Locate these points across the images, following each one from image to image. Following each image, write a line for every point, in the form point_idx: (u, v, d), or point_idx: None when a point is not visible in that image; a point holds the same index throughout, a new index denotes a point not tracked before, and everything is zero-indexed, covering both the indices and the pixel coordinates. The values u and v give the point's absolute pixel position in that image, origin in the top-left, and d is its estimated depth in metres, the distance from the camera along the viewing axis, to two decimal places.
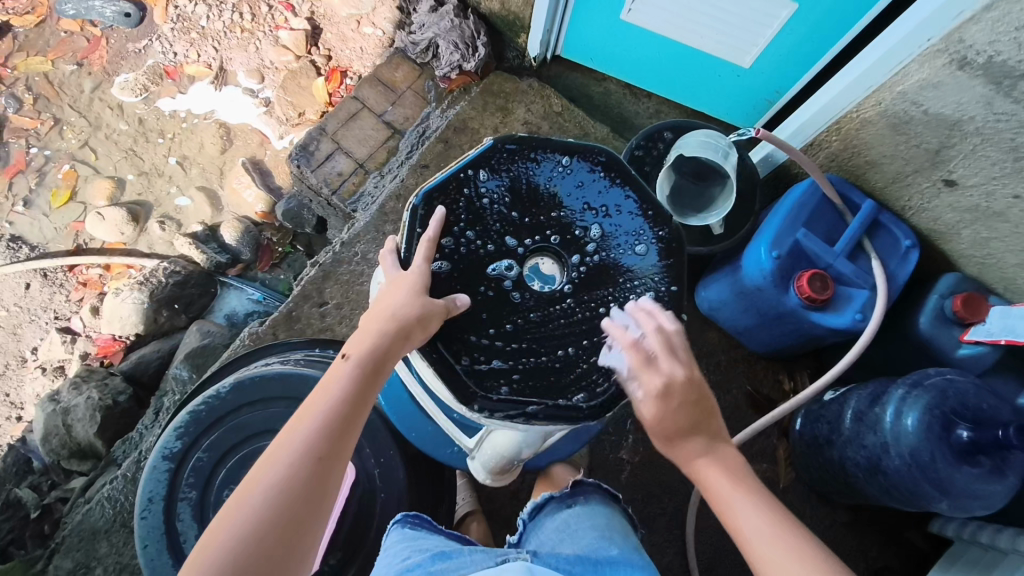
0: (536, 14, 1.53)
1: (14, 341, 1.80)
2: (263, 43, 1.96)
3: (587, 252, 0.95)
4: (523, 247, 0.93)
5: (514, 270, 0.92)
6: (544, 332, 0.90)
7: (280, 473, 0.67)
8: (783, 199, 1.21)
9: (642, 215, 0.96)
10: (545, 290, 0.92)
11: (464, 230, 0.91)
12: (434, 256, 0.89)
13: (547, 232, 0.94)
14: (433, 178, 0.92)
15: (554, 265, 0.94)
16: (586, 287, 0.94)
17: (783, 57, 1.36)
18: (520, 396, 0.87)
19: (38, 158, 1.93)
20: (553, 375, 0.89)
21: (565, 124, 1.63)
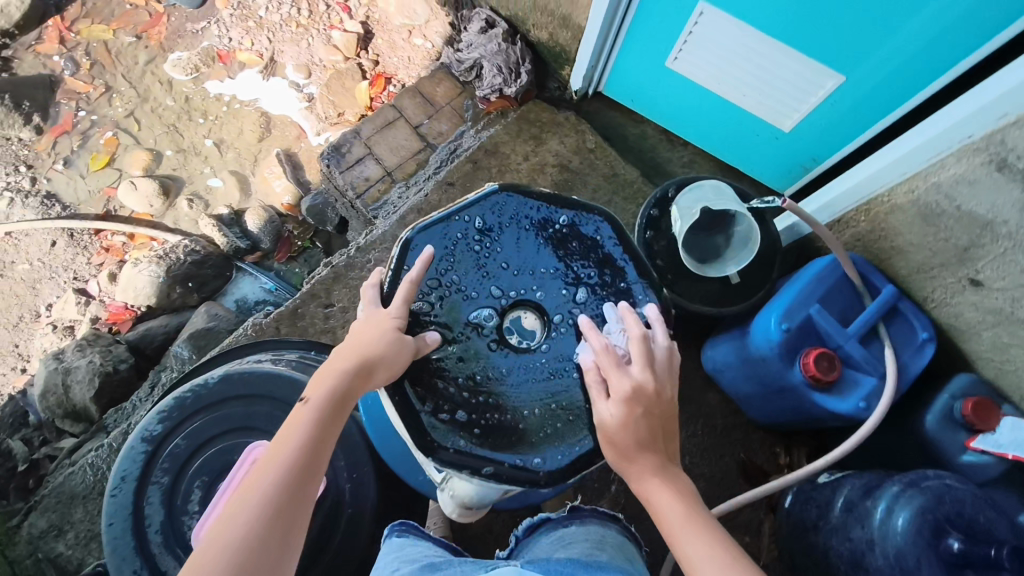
0: (582, 50, 1.54)
1: (32, 295, 1.84)
2: (315, 40, 1.99)
3: (568, 312, 0.99)
4: (505, 299, 0.98)
5: (494, 320, 0.97)
6: (513, 388, 0.95)
7: (250, 519, 0.65)
8: (799, 272, 1.18)
9: (624, 285, 1.01)
10: (521, 346, 0.96)
11: (447, 273, 0.98)
12: (416, 297, 0.95)
13: (533, 289, 0.99)
14: (429, 220, 0.99)
15: (537, 321, 0.98)
16: (562, 346, 0.97)
17: (824, 127, 1.33)
18: (479, 450, 0.91)
19: (84, 121, 1.99)
20: (515, 433, 0.93)
21: (597, 160, 1.62)
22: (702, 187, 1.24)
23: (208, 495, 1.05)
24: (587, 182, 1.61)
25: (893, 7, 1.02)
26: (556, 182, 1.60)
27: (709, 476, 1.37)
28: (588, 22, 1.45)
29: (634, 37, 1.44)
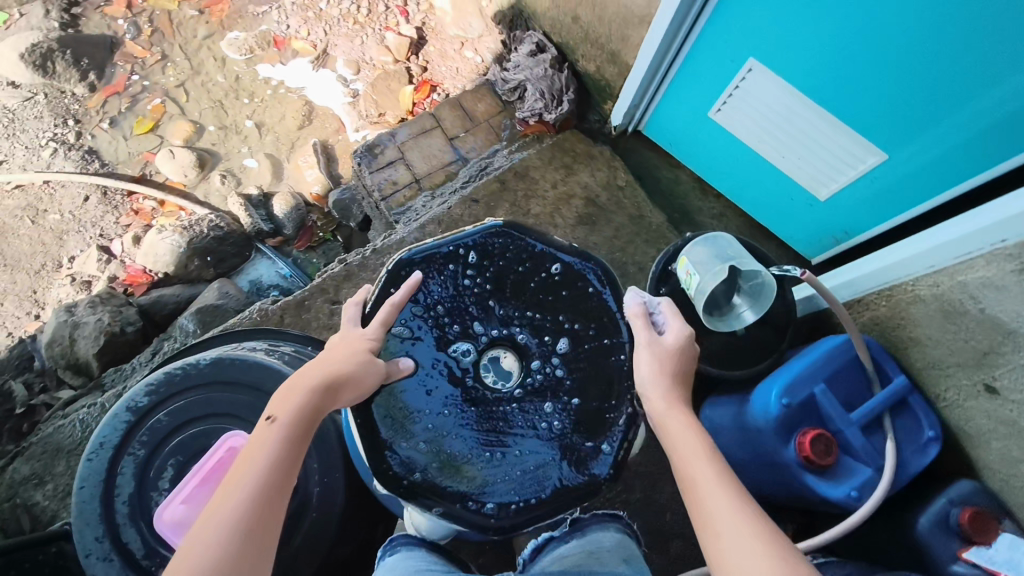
0: (626, 87, 1.53)
1: (57, 246, 1.87)
2: (369, 39, 2.03)
3: (549, 360, 0.98)
4: (487, 336, 0.98)
5: (472, 356, 0.97)
6: (478, 427, 0.94)
7: (219, 536, 0.65)
8: (807, 349, 1.15)
9: (608, 340, 0.99)
10: (494, 387, 0.96)
11: (435, 301, 0.99)
12: (397, 321, 0.96)
13: (516, 330, 0.99)
14: (424, 246, 1.00)
15: (515, 363, 0.98)
16: (535, 394, 0.96)
17: (861, 202, 1.29)
18: (430, 484, 0.91)
19: (136, 85, 2.04)
20: (473, 474, 0.92)
21: (624, 199, 1.61)
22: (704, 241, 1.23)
23: (180, 475, 1.05)
24: (611, 219, 1.59)
25: (945, 91, 0.99)
26: (580, 214, 1.59)
27: (687, 536, 1.33)
28: (636, 61, 1.44)
29: (679, 82, 1.43)
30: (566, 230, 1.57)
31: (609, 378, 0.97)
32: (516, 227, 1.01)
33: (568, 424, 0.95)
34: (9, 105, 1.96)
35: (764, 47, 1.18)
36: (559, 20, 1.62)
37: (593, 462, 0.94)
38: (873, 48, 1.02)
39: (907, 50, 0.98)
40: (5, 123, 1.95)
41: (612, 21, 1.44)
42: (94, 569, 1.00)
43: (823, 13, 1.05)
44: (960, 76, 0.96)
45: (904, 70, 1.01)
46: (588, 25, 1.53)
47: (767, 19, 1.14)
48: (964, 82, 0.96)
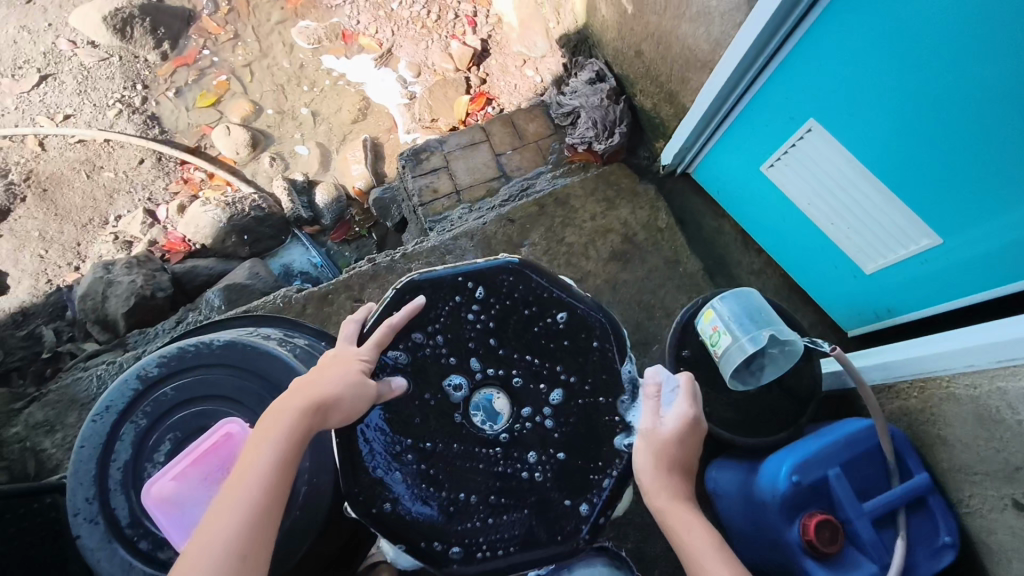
0: (680, 129, 1.50)
1: (106, 203, 1.92)
2: (434, 45, 2.06)
3: (542, 410, 0.96)
4: (482, 373, 0.96)
5: (462, 392, 0.95)
6: (457, 466, 0.93)
7: (209, 570, 0.68)
8: (829, 428, 1.10)
9: (603, 399, 0.97)
10: (482, 428, 0.94)
11: (436, 331, 0.97)
12: (392, 345, 0.95)
13: (512, 372, 0.97)
14: (434, 271, 0.99)
15: (506, 405, 0.95)
16: (520, 444, 0.94)
17: (908, 282, 1.23)
18: (398, 517, 0.90)
19: (206, 60, 2.11)
20: (443, 514, 0.91)
21: (663, 242, 1.57)
22: (732, 298, 1.19)
23: (176, 450, 1.06)
24: (645, 259, 1.56)
25: (1010, 186, 0.95)
26: (615, 249, 1.56)
27: None
28: (693, 104, 1.42)
29: (735, 132, 1.40)
30: (598, 264, 1.55)
31: (597, 437, 0.96)
32: (530, 266, 1.00)
33: (548, 477, 0.93)
34: (85, 62, 2.04)
35: (827, 110, 1.15)
36: (622, 52, 1.61)
37: (566, 522, 0.92)
38: (941, 129, 0.98)
39: (975, 138, 0.94)
40: (78, 79, 2.02)
41: (674, 61, 1.43)
42: (80, 529, 1.01)
43: (893, 86, 1.01)
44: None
45: (960, 159, 0.98)
46: (650, 61, 1.51)
47: (834, 84, 1.10)
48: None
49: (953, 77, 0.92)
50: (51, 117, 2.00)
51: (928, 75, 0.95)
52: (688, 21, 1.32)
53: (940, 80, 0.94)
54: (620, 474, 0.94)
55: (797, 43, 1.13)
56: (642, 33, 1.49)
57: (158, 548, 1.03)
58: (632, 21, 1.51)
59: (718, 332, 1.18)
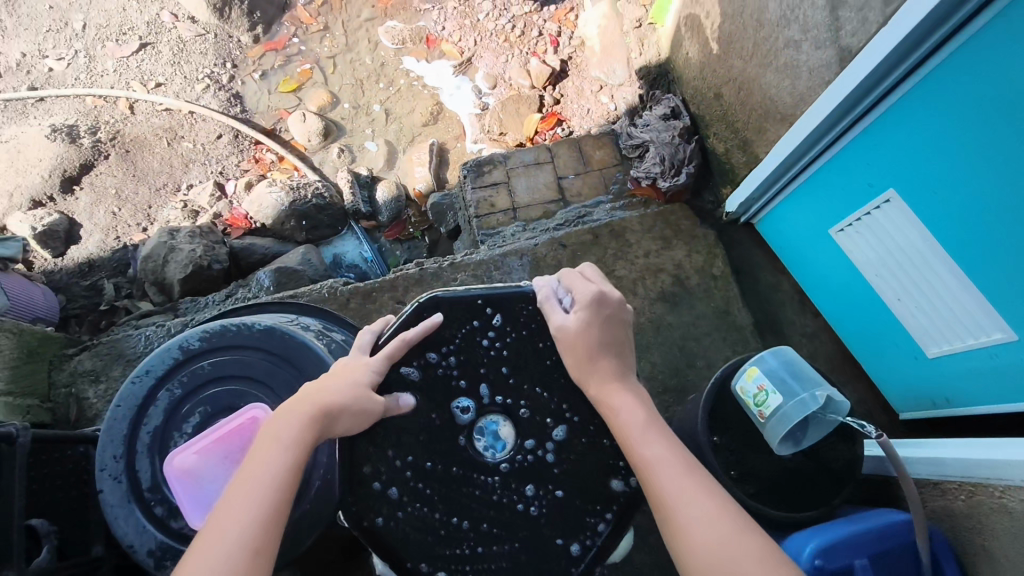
0: (750, 177, 1.46)
1: (180, 172, 2.00)
2: (514, 59, 2.08)
3: (544, 443, 0.93)
4: (489, 400, 0.94)
5: (469, 415, 0.93)
6: (453, 489, 0.92)
7: (226, 561, 0.68)
8: (865, 517, 1.06)
9: (608, 441, 0.93)
10: (482, 453, 0.92)
11: (450, 352, 0.95)
12: (408, 361, 0.93)
13: (521, 402, 0.94)
14: (456, 291, 0.96)
15: (511, 433, 0.93)
16: (519, 476, 0.92)
17: (971, 373, 1.15)
18: (389, 534, 0.90)
19: (294, 48, 2.18)
20: (433, 536, 0.91)
21: (715, 290, 1.54)
22: (770, 356, 1.16)
23: (204, 423, 1.09)
24: (693, 304, 1.53)
25: None
26: (663, 290, 1.54)
27: None
28: (768, 155, 1.38)
29: (807, 191, 1.35)
30: (643, 302, 1.53)
31: (599, 481, 0.92)
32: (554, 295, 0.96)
33: (542, 513, 0.91)
34: (183, 36, 2.14)
35: (909, 182, 1.09)
36: (701, 92, 1.58)
37: (556, 563, 0.91)
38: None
39: None
40: (175, 51, 2.13)
41: (753, 109, 1.39)
42: (103, 485, 1.04)
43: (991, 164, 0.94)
44: None
45: None
46: (729, 105, 1.48)
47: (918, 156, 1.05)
48: None
49: None
50: (143, 83, 2.10)
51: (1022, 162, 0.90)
52: (775, 71, 1.29)
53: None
54: (619, 516, 0.92)
55: (890, 108, 1.08)
56: (724, 77, 1.46)
57: (172, 516, 1.05)
58: (716, 63, 1.49)
59: (767, 391, 1.12)
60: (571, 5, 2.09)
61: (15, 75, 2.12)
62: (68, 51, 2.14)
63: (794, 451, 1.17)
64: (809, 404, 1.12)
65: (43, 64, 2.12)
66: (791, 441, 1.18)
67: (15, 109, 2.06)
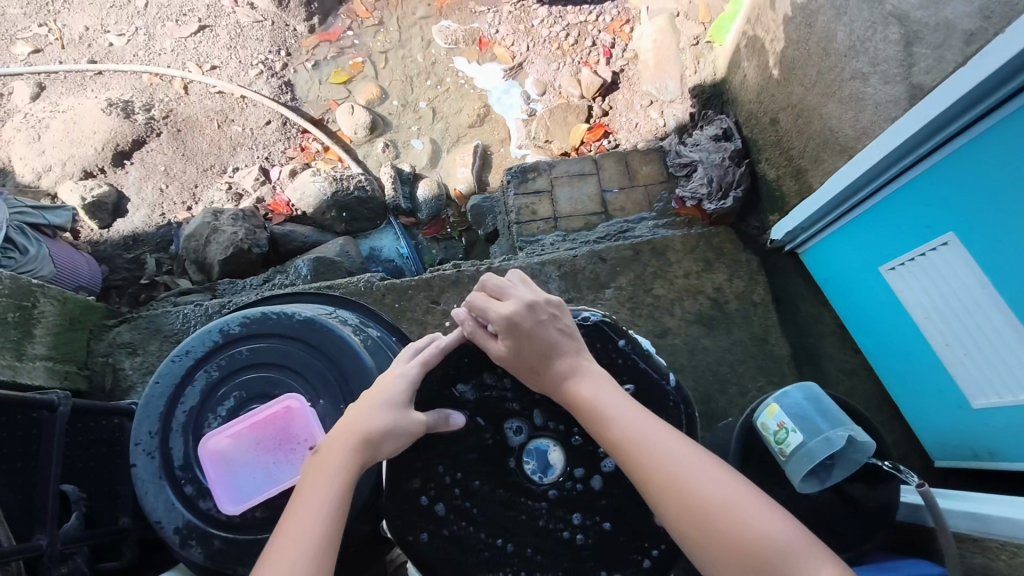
0: (800, 207, 1.44)
1: (228, 154, 2.02)
2: (566, 68, 2.08)
3: (593, 473, 0.91)
4: (543, 424, 0.92)
5: (520, 437, 0.93)
6: (500, 512, 0.91)
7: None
8: (903, 565, 1.02)
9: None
10: (531, 478, 0.91)
11: (504, 375, 0.93)
12: (462, 380, 0.93)
13: (573, 429, 0.92)
14: None
15: (560, 459, 0.92)
16: (567, 504, 0.91)
17: (1018, 430, 1.11)
18: (434, 550, 0.91)
19: (347, 40, 2.20)
20: (476, 556, 0.91)
21: (755, 318, 1.51)
22: (793, 391, 1.14)
23: (237, 408, 1.08)
24: (731, 330, 1.51)
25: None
26: (700, 313, 1.52)
27: None
28: (822, 187, 1.35)
29: (862, 225, 1.31)
30: (679, 323, 1.51)
31: (640, 513, 0.91)
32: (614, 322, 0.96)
33: (587, 544, 0.90)
34: (241, 21, 2.17)
35: (971, 225, 1.05)
36: (757, 116, 1.56)
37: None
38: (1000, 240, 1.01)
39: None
40: (232, 35, 2.16)
41: (811, 138, 1.37)
42: (136, 459, 1.05)
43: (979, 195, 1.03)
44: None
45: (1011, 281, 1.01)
46: (785, 131, 1.46)
47: (979, 193, 1.02)
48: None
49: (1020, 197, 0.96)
50: (199, 65, 2.13)
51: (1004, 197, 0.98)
52: (838, 102, 1.26)
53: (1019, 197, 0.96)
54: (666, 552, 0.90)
55: (956, 150, 1.05)
56: (783, 102, 1.44)
57: (200, 496, 1.04)
58: (775, 87, 1.46)
59: (788, 428, 1.10)
60: (627, 17, 2.08)
61: (76, 48, 2.16)
62: (129, 29, 2.18)
63: (821, 489, 1.13)
64: (835, 442, 1.07)
65: (104, 39, 2.17)
66: (817, 479, 1.14)
67: (73, 81, 2.10)
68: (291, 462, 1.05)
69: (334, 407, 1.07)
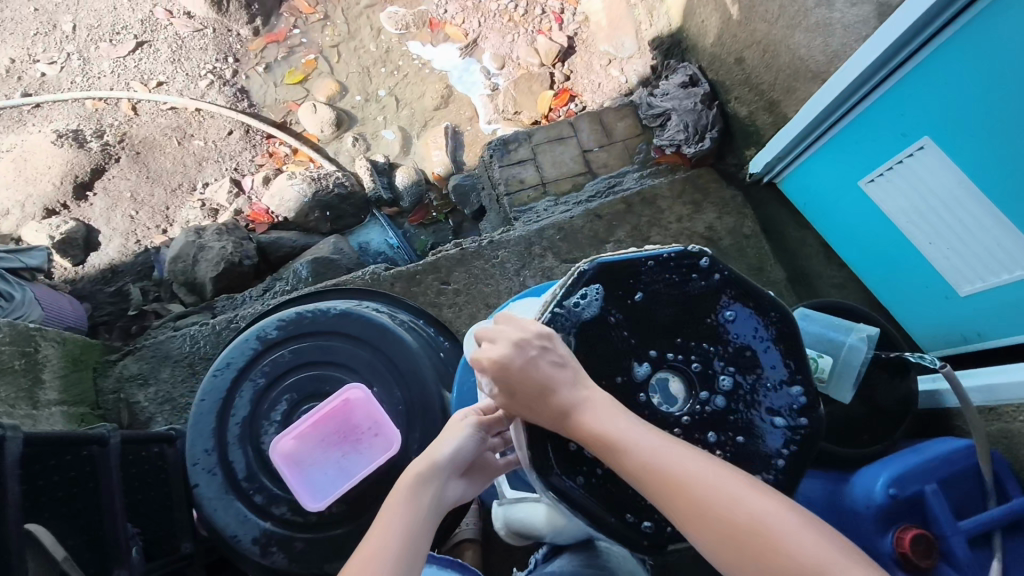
0: (777, 138, 1.52)
1: (195, 170, 1.97)
2: (520, 38, 2.10)
3: (717, 394, 0.88)
4: (663, 356, 0.88)
5: (645, 368, 0.88)
6: None
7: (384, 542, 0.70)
8: (925, 445, 1.09)
9: (770, 383, 0.89)
10: (659, 409, 0.87)
11: (614, 313, 0.89)
12: (580, 300, 0.88)
13: (691, 356, 0.89)
14: (618, 254, 0.90)
15: (682, 389, 0.89)
16: (701, 426, 0.87)
17: (1002, 307, 1.22)
18: (591, 493, 0.82)
19: (295, 39, 2.16)
20: (631, 489, 0.84)
21: (747, 249, 1.60)
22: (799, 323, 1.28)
23: (290, 412, 1.08)
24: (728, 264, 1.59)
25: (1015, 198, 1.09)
26: None
27: None
28: (798, 113, 1.43)
29: (837, 145, 1.40)
30: None
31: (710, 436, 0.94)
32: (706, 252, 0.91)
33: (728, 458, 0.87)
34: (180, 32, 2.08)
35: (945, 129, 1.15)
36: (721, 58, 1.63)
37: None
38: (977, 148, 1.11)
39: (1000, 157, 1.08)
40: (173, 48, 2.07)
41: (781, 70, 1.45)
42: (198, 478, 1.04)
43: (953, 114, 1.12)
44: None
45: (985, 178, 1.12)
46: (752, 68, 1.53)
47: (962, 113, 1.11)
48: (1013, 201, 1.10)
49: (988, 107, 1.06)
50: (145, 83, 2.05)
51: (978, 111, 1.08)
52: (805, 31, 1.35)
53: (988, 107, 1.06)
54: (801, 451, 0.88)
55: (924, 62, 1.14)
56: (747, 40, 1.52)
57: (272, 503, 1.05)
58: (736, 28, 1.54)
59: (813, 356, 1.23)
60: None
61: (6, 82, 2.04)
62: (60, 55, 2.06)
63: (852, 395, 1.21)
64: (858, 345, 1.20)
65: (34, 69, 2.05)
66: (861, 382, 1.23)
67: (10, 118, 1.98)
68: (360, 452, 1.06)
69: (389, 393, 1.09)
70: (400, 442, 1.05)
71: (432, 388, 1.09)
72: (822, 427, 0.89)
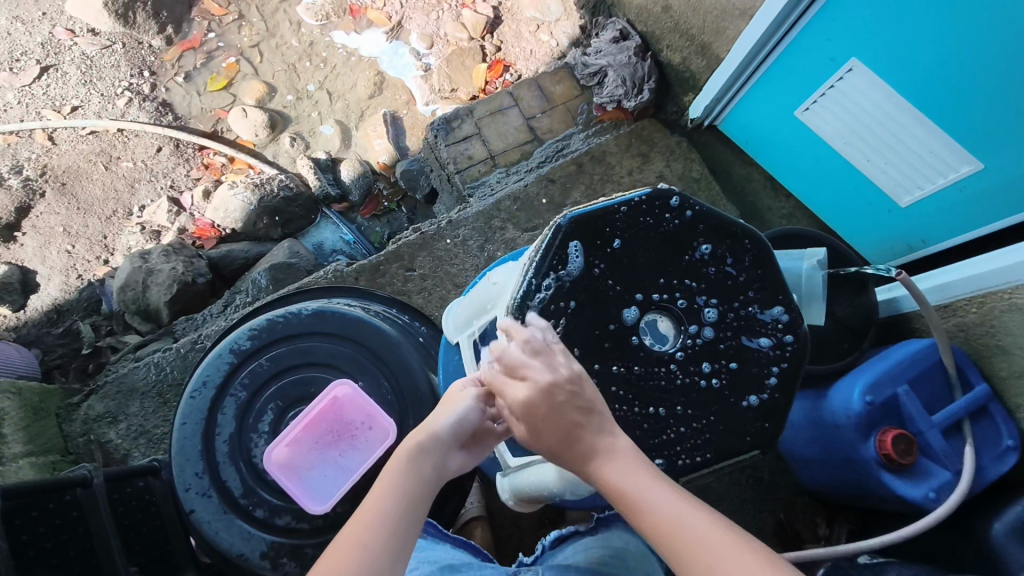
0: (713, 78, 1.55)
1: (129, 194, 1.88)
2: (445, 14, 2.06)
3: (705, 327, 0.91)
4: (648, 299, 0.91)
5: (633, 314, 0.91)
6: (642, 387, 0.90)
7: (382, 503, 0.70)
8: (891, 350, 1.13)
9: (754, 309, 0.92)
10: (653, 348, 0.90)
11: (597, 263, 0.90)
12: (569, 255, 0.89)
13: (676, 294, 0.91)
14: (591, 204, 0.91)
15: (671, 327, 0.92)
16: (697, 358, 0.91)
17: (942, 211, 1.29)
18: None
19: (212, 43, 2.07)
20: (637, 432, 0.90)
21: (700, 192, 1.63)
22: None
23: (278, 421, 1.06)
24: None
25: (944, 103, 1.13)
26: None
27: None
28: (729, 54, 1.47)
29: (770, 79, 1.44)
30: None
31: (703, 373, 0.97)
32: (676, 193, 0.92)
33: (725, 385, 0.91)
34: (87, 51, 1.96)
35: (869, 45, 1.19)
36: (648, 8, 1.64)
37: (751, 424, 0.91)
38: (901, 59, 1.15)
39: (923, 65, 1.12)
40: (82, 69, 1.96)
41: (708, 13, 1.47)
42: (193, 504, 1.02)
43: (875, 29, 1.16)
44: (958, 89, 1.10)
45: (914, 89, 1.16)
46: (680, 15, 1.56)
47: (930, 25, 1.08)
48: (945, 106, 1.13)
49: (905, 16, 1.10)
50: (58, 109, 1.93)
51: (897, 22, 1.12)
52: None
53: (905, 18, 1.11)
54: (788, 370, 0.91)
55: None
56: None
57: (274, 514, 1.03)
58: None
59: None
60: None
61: None
62: None
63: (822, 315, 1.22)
64: (813, 274, 1.19)
65: None
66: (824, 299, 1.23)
67: None
68: (356, 447, 1.04)
69: (376, 384, 1.08)
70: (394, 431, 1.04)
71: (418, 373, 1.08)
72: (808, 342, 0.92)
